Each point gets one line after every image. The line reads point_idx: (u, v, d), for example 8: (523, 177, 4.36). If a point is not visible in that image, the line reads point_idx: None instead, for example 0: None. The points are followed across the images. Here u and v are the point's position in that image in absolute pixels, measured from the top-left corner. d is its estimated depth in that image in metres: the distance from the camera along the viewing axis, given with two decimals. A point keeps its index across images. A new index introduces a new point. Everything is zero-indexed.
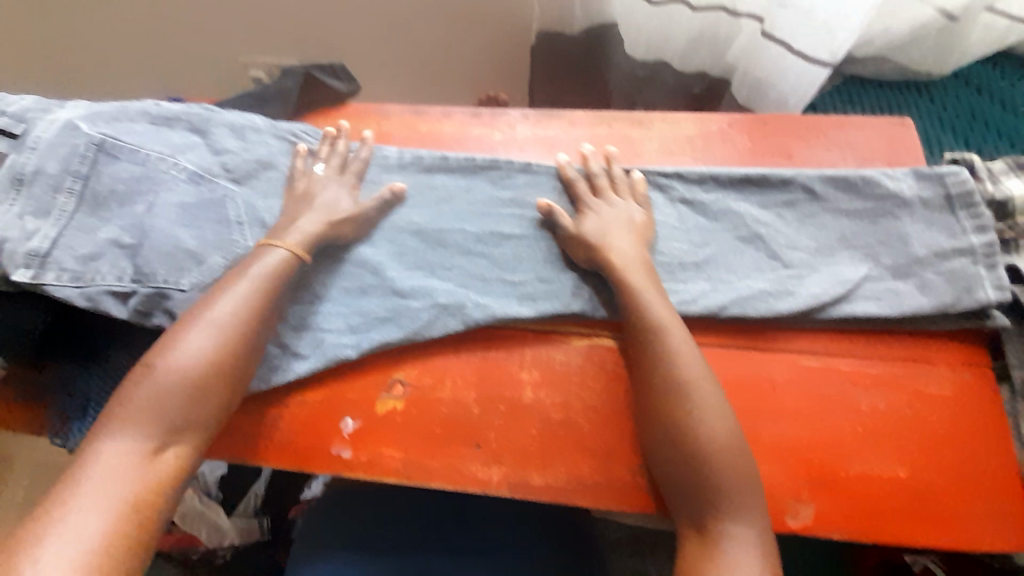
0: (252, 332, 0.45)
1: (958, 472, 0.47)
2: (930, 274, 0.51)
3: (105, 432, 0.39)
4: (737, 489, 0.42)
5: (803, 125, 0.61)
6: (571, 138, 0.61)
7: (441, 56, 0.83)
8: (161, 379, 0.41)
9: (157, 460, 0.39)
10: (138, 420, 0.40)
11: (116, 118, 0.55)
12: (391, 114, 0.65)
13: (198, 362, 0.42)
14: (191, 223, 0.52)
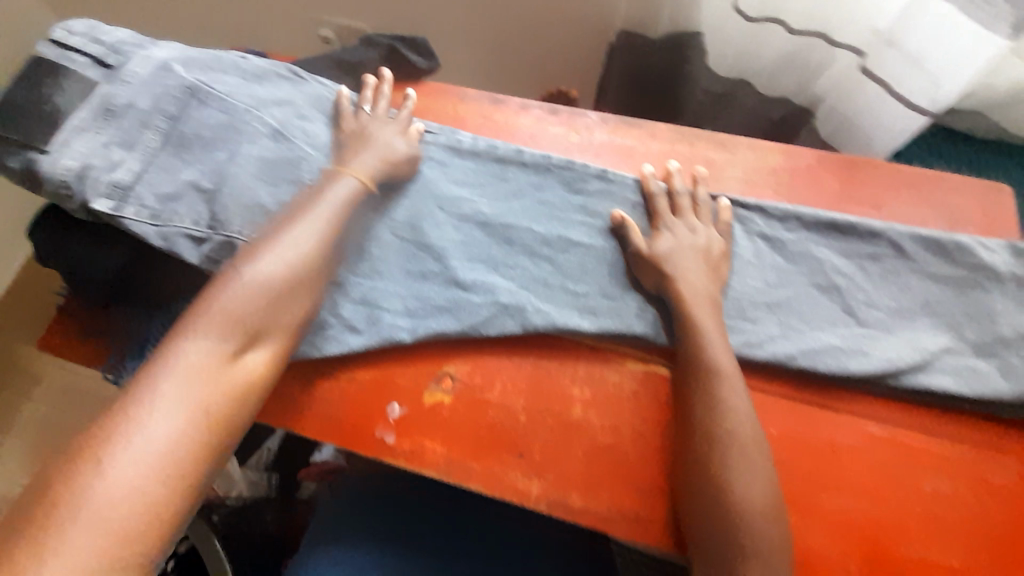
0: (318, 259, 0.56)
1: (1009, 568, 0.54)
2: (1012, 357, 0.60)
3: (185, 335, 0.48)
4: (765, 555, 0.49)
5: (895, 178, 0.74)
6: (650, 149, 0.76)
7: (509, 45, 1.11)
8: (241, 289, 0.51)
9: (237, 365, 0.49)
10: (216, 326, 0.49)
11: (223, 72, 0.67)
12: (467, 98, 0.80)
13: (279, 279, 0.53)
14: (269, 184, 0.64)
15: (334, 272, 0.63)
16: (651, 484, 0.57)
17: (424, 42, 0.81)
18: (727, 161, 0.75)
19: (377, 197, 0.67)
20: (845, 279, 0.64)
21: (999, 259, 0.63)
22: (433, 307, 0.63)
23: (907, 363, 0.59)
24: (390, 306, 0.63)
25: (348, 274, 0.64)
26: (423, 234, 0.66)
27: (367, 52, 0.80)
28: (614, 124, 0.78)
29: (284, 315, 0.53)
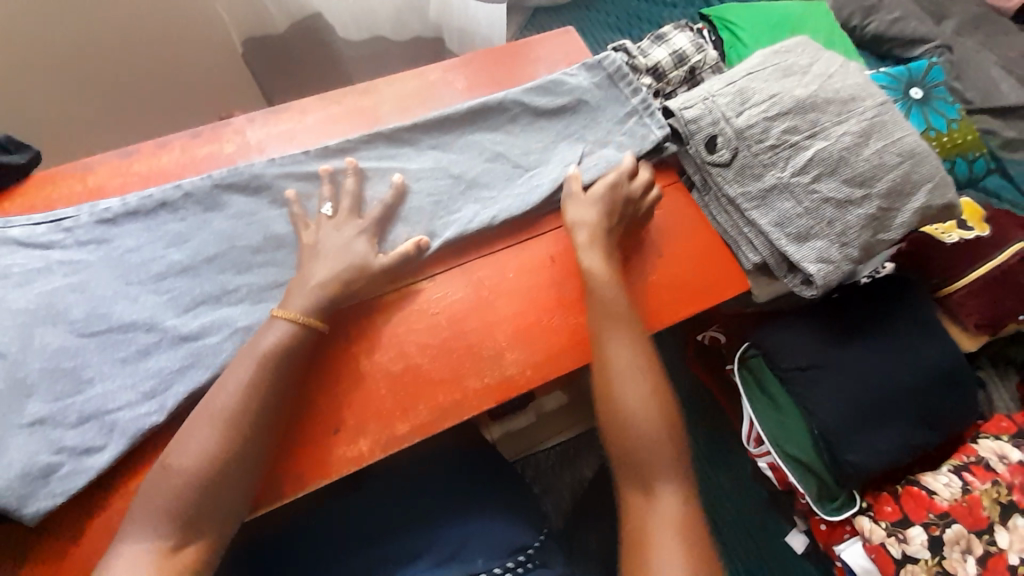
0: (241, 430, 0.54)
1: (697, 256, 0.72)
2: (620, 136, 0.78)
3: (121, 542, 0.50)
4: (656, 471, 0.58)
5: (502, 56, 0.86)
6: (307, 122, 0.77)
7: (140, 95, 1.03)
8: (171, 475, 0.52)
9: (174, 554, 0.50)
10: (145, 525, 0.50)
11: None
12: (95, 166, 0.72)
13: (197, 458, 0.52)
14: None
15: (32, 412, 0.55)
16: (451, 372, 0.63)
17: (9, 138, 0.70)
18: (377, 103, 0.80)
19: (42, 314, 0.59)
20: (500, 145, 0.76)
21: (584, 75, 0.81)
22: (163, 376, 0.59)
23: (563, 177, 0.74)
24: (119, 402, 0.57)
25: (51, 405, 0.56)
26: (115, 318, 0.61)
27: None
28: (263, 118, 0.77)
29: (223, 511, 0.53)
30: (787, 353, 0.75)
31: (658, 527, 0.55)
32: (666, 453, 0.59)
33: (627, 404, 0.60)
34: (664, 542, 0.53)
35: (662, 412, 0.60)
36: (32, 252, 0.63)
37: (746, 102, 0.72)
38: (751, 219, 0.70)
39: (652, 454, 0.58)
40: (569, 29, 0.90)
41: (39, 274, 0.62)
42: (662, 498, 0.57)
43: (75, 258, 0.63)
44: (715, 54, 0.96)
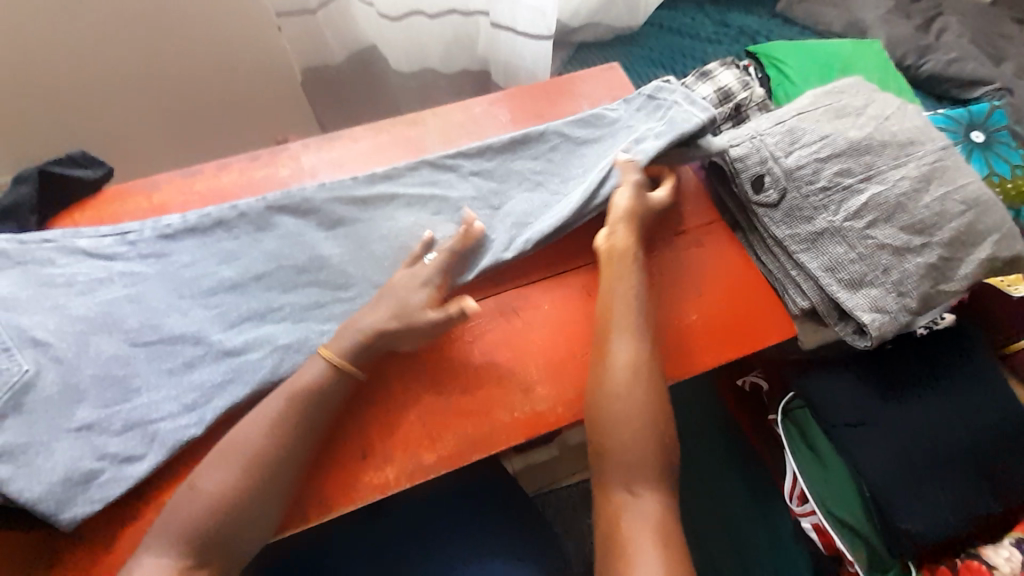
0: (263, 459, 0.55)
1: (737, 298, 0.69)
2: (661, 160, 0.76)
3: (139, 561, 0.51)
4: (641, 481, 0.56)
5: (546, 90, 0.88)
6: (356, 150, 0.81)
7: (206, 118, 1.11)
8: (193, 498, 0.53)
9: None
10: (159, 548, 0.51)
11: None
12: (162, 184, 0.77)
13: (221, 483, 0.53)
14: None
15: (81, 416, 0.57)
16: (480, 403, 0.63)
17: (84, 154, 0.76)
18: (423, 133, 0.83)
19: (100, 321, 0.62)
20: (540, 174, 0.77)
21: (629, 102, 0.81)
22: (204, 390, 0.60)
23: (596, 184, 0.71)
24: (161, 413, 0.59)
25: (99, 412, 0.57)
26: (165, 330, 0.63)
27: (14, 189, 0.71)
28: (317, 144, 0.81)
29: (245, 544, 0.53)
30: (834, 402, 0.70)
31: (633, 529, 0.53)
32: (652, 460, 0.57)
33: (627, 399, 0.59)
34: (641, 553, 0.51)
35: (656, 419, 0.59)
36: (98, 262, 0.67)
37: (795, 142, 0.71)
38: (800, 262, 0.68)
39: (645, 463, 0.57)
40: (614, 65, 0.92)
41: (102, 283, 0.65)
42: (642, 508, 0.55)
43: (135, 270, 0.67)
44: (761, 91, 0.96)
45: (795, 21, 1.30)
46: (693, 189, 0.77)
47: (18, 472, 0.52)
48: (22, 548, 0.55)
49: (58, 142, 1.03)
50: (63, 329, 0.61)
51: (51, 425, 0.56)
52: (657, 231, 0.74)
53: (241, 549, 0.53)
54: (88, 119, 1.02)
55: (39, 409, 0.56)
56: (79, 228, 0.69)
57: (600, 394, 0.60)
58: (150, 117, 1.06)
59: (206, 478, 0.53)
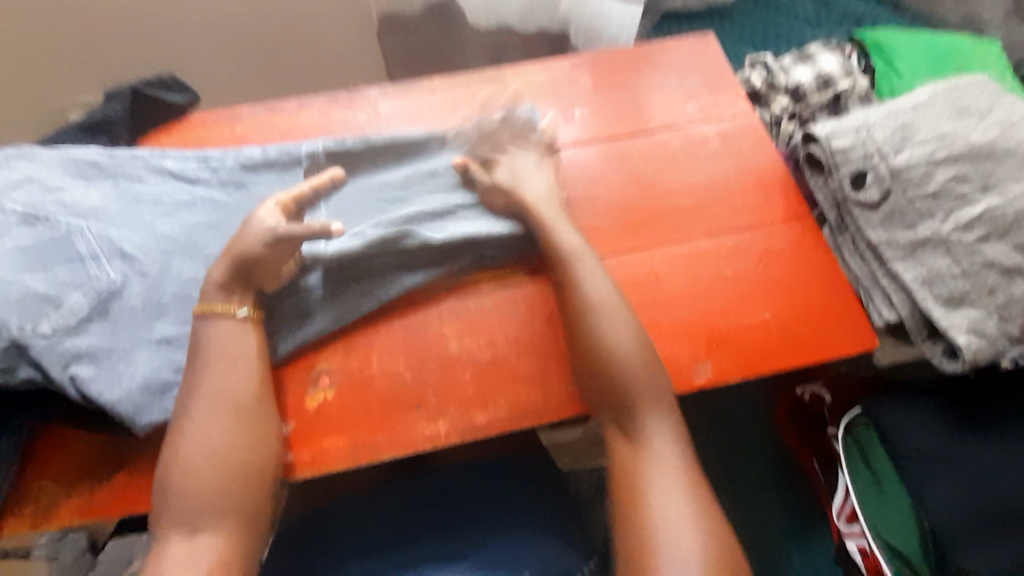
0: None
1: (817, 301, 0.65)
2: None
3: (202, 474, 0.53)
4: (643, 394, 0.57)
5: (633, 57, 0.83)
6: (432, 103, 0.79)
7: (279, 56, 1.11)
8: (264, 422, 0.56)
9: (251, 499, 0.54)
10: (223, 466, 0.53)
11: (17, 184, 0.62)
12: (242, 117, 0.78)
13: None
14: (37, 267, 0.57)
15: (161, 330, 0.60)
16: (536, 373, 0.62)
17: (173, 78, 0.77)
18: (503, 92, 0.80)
19: (182, 243, 0.65)
20: None
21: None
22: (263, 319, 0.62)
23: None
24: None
25: (176, 328, 0.60)
26: None
27: (107, 106, 0.74)
28: (394, 93, 0.80)
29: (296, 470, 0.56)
30: (903, 430, 0.67)
31: (648, 462, 0.54)
32: (650, 389, 0.58)
33: (614, 347, 0.58)
34: (658, 483, 0.53)
35: (658, 365, 0.59)
36: (181, 185, 0.69)
37: (908, 140, 0.65)
38: (894, 272, 0.63)
39: (644, 385, 0.57)
40: (710, 37, 0.85)
41: (182, 205, 0.67)
42: (651, 437, 0.56)
43: (216, 198, 0.69)
44: (865, 82, 0.89)
45: (906, 9, 1.18)
46: (781, 180, 0.72)
47: (104, 373, 0.55)
48: (98, 444, 0.59)
49: (140, 65, 1.05)
50: (149, 246, 0.63)
51: (134, 335, 0.58)
52: (737, 221, 0.70)
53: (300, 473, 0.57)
54: (171, 46, 1.03)
55: (124, 318, 0.59)
56: (162, 149, 0.71)
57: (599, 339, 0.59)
58: (229, 50, 1.07)
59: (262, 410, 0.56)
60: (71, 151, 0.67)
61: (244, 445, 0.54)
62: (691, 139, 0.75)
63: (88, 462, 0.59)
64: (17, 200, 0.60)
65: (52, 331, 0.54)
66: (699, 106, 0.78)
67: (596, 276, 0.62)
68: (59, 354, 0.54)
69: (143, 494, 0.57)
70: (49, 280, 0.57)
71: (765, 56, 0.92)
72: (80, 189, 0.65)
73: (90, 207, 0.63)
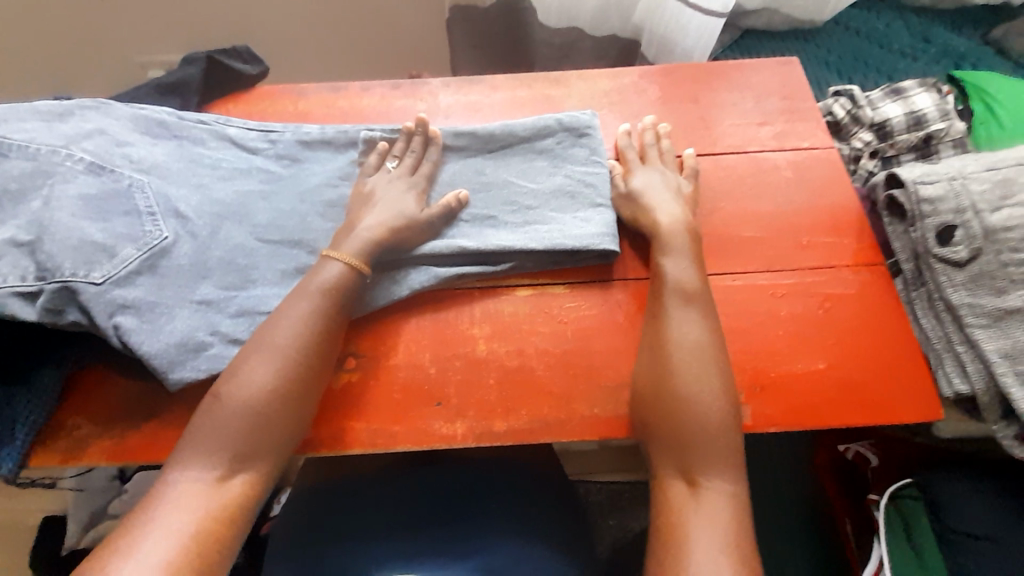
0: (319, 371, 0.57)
1: (880, 358, 0.59)
2: None
3: (213, 430, 0.53)
4: (712, 448, 0.54)
5: (708, 73, 0.79)
6: (491, 99, 0.78)
7: (350, 38, 1.12)
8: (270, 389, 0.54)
9: (226, 470, 0.52)
10: (230, 427, 0.53)
11: (91, 134, 0.64)
12: (306, 93, 0.79)
13: (292, 382, 0.55)
14: (95, 216, 0.59)
15: (203, 291, 0.61)
16: (563, 388, 0.60)
17: (247, 48, 0.79)
18: (565, 95, 0.78)
19: (233, 209, 0.66)
20: None
21: None
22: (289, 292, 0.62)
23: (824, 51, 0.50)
24: (270, 308, 0.62)
25: (216, 290, 0.61)
26: (288, 232, 0.66)
27: (185, 69, 0.76)
28: (456, 86, 0.79)
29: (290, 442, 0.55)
30: (959, 510, 0.61)
31: (697, 516, 0.50)
32: (718, 444, 0.54)
33: (694, 389, 0.55)
34: (704, 536, 0.49)
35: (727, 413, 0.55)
36: (241, 153, 0.70)
37: (1008, 197, 0.59)
38: (972, 339, 0.57)
39: (709, 437, 0.54)
40: (794, 60, 0.80)
41: (239, 172, 0.69)
42: (705, 494, 0.52)
43: (271, 168, 0.70)
44: (962, 126, 0.81)
45: (1015, 51, 1.08)
46: (856, 222, 0.67)
47: (144, 327, 0.57)
48: (134, 393, 0.61)
49: (220, 33, 1.08)
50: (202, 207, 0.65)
51: (179, 294, 0.60)
52: (799, 260, 0.65)
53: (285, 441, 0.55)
54: (249, 18, 1.06)
55: (171, 275, 0.60)
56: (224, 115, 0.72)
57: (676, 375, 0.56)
58: (303, 27, 1.09)
59: (274, 378, 0.55)
60: (144, 107, 0.70)
61: (275, 410, 0.54)
62: (759, 166, 0.71)
63: (122, 408, 0.61)
64: (89, 148, 0.63)
65: (103, 279, 0.56)
66: (773, 132, 0.73)
67: (687, 322, 0.58)
68: (106, 301, 0.56)
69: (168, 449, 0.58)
70: (107, 229, 0.59)
71: (854, 87, 0.85)
72: (148, 145, 0.67)
73: (153, 164, 0.65)
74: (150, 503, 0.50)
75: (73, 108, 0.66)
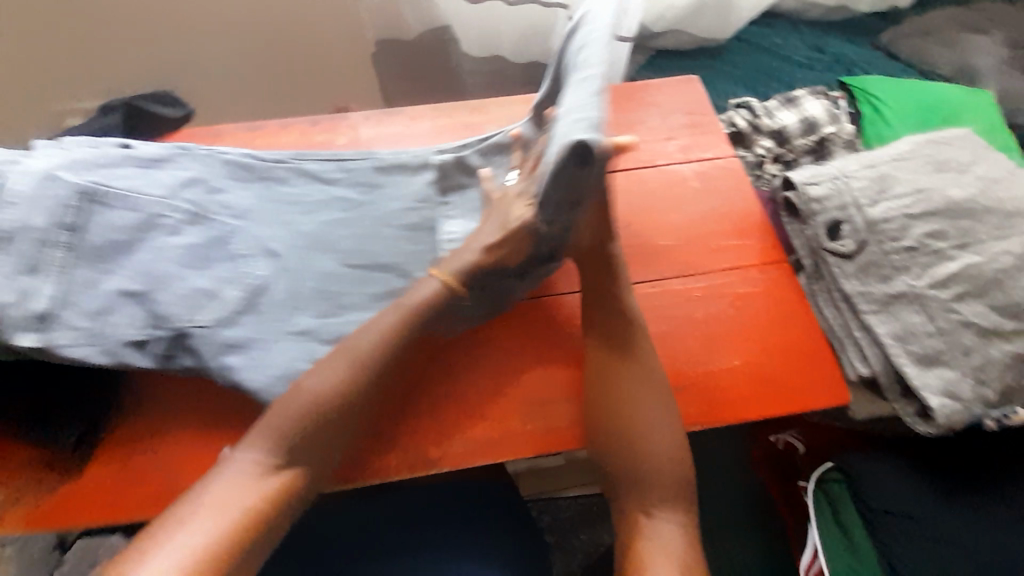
0: (361, 385, 0.55)
1: (789, 350, 0.63)
2: None
3: (257, 438, 0.52)
4: (664, 482, 0.56)
5: (618, 93, 0.83)
6: (413, 129, 0.79)
7: (277, 76, 1.12)
8: (321, 399, 0.53)
9: (265, 479, 0.51)
10: (271, 435, 0.52)
11: (93, 164, 0.59)
12: (223, 135, 0.78)
13: (339, 394, 0.54)
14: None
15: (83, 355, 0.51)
16: (496, 409, 0.60)
17: (171, 94, 0.79)
18: (485, 121, 0.80)
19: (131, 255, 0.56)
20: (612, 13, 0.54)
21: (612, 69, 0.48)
22: (289, 335, 0.58)
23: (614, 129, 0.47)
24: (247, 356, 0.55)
25: (252, 332, 0.57)
26: (196, 284, 0.57)
27: (104, 119, 0.74)
28: (377, 118, 0.80)
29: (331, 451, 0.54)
30: (879, 489, 0.65)
31: (655, 551, 0.53)
32: (670, 474, 0.56)
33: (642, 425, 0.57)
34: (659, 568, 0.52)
35: (677, 441, 0.57)
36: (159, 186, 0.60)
37: (885, 191, 0.64)
38: (867, 325, 0.61)
39: (659, 471, 0.56)
40: (695, 77, 0.86)
41: (141, 207, 0.58)
42: (656, 523, 0.55)
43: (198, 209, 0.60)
44: (851, 128, 0.89)
45: (898, 57, 1.19)
46: (759, 224, 0.71)
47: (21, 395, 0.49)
48: (52, 452, 0.57)
49: (139, 78, 1.06)
50: (206, 231, 0.60)
51: (274, 327, 0.58)
52: (712, 263, 0.68)
53: (329, 452, 0.54)
54: (167, 62, 1.05)
55: (196, 307, 0.56)
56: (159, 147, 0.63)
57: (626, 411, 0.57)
58: (226, 69, 1.09)
59: (327, 386, 0.54)
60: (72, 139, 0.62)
61: (327, 417, 0.53)
62: (670, 177, 0.75)
63: (42, 468, 0.56)
64: (94, 178, 0.58)
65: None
66: (679, 145, 0.78)
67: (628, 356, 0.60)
68: (111, 343, 0.53)
69: (91, 512, 0.55)
70: (123, 272, 0.55)
71: (752, 99, 0.92)
72: (149, 171, 0.62)
73: (190, 193, 0.62)
74: (186, 503, 0.49)
75: (31, 143, 0.61)
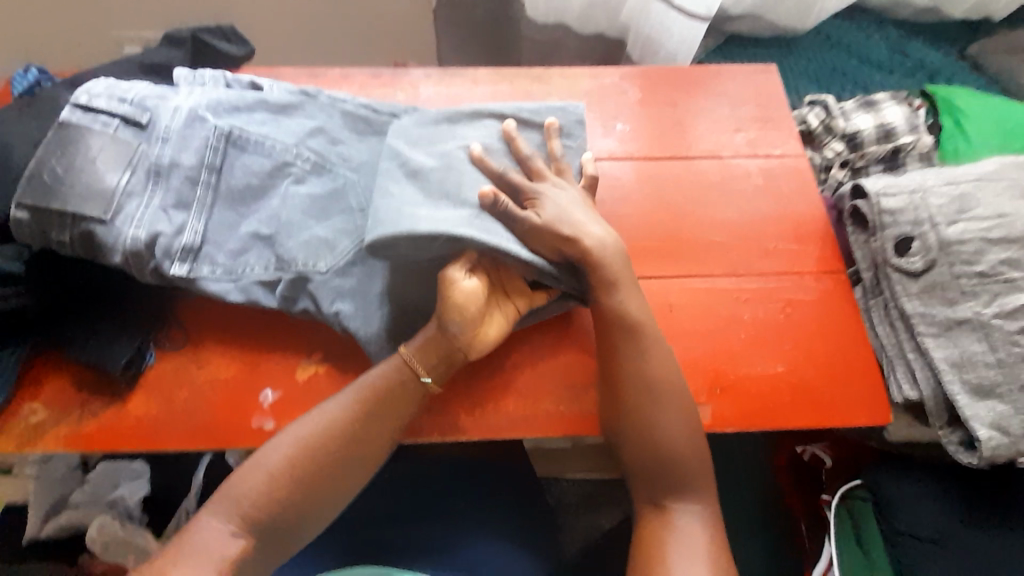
0: (326, 455, 0.55)
1: (835, 363, 0.61)
2: None
3: (219, 503, 0.53)
4: (687, 477, 0.57)
5: (687, 78, 0.79)
6: (473, 93, 0.77)
7: (334, 23, 1.10)
8: (281, 464, 0.54)
9: (228, 547, 0.51)
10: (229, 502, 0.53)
11: (234, 106, 0.64)
12: (283, 77, 0.77)
13: (296, 458, 0.54)
14: (117, 170, 0.57)
15: (204, 272, 0.59)
16: (532, 387, 0.61)
17: (233, 30, 0.78)
18: (546, 92, 0.78)
19: (248, 193, 0.62)
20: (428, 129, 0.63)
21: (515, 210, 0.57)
22: (343, 286, 0.60)
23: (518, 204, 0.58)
24: (332, 291, 0.59)
25: (315, 281, 0.59)
26: (291, 222, 0.61)
27: (170, 53, 0.74)
28: (437, 78, 0.78)
29: (299, 522, 0.54)
30: (906, 513, 0.64)
31: (677, 540, 0.54)
32: (691, 469, 0.57)
33: (665, 425, 0.57)
34: (682, 558, 0.53)
35: (695, 443, 0.58)
36: (292, 131, 0.65)
37: (964, 211, 0.61)
38: (923, 348, 0.59)
39: (681, 465, 0.57)
40: (772, 68, 0.81)
41: (268, 150, 0.63)
42: (679, 513, 0.56)
43: (319, 156, 0.64)
44: (929, 140, 0.84)
45: (985, 69, 1.11)
46: (820, 231, 0.68)
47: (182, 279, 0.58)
48: (107, 377, 0.60)
49: (201, 12, 1.05)
50: (327, 181, 0.63)
51: (328, 278, 0.59)
52: (765, 265, 0.66)
53: (293, 521, 0.54)
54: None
55: (313, 253, 0.60)
56: (293, 92, 0.68)
57: (647, 409, 0.57)
58: (286, 11, 1.07)
59: (291, 452, 0.54)
60: (234, 81, 0.68)
61: (289, 484, 0.53)
62: (732, 171, 0.72)
63: (88, 392, 0.60)
64: (233, 122, 0.63)
65: (117, 244, 0.56)
66: (746, 139, 0.75)
67: (663, 357, 0.58)
68: (246, 281, 0.59)
69: (138, 432, 0.58)
70: (256, 216, 0.61)
71: (828, 98, 0.88)
72: (280, 117, 0.65)
73: (315, 142, 0.65)
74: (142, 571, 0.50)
75: (181, 82, 0.67)
